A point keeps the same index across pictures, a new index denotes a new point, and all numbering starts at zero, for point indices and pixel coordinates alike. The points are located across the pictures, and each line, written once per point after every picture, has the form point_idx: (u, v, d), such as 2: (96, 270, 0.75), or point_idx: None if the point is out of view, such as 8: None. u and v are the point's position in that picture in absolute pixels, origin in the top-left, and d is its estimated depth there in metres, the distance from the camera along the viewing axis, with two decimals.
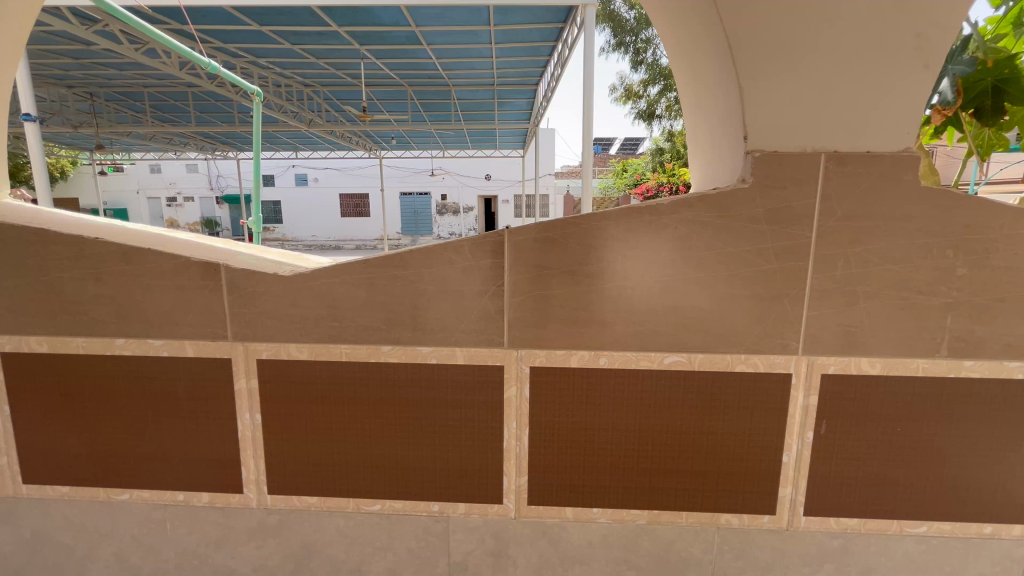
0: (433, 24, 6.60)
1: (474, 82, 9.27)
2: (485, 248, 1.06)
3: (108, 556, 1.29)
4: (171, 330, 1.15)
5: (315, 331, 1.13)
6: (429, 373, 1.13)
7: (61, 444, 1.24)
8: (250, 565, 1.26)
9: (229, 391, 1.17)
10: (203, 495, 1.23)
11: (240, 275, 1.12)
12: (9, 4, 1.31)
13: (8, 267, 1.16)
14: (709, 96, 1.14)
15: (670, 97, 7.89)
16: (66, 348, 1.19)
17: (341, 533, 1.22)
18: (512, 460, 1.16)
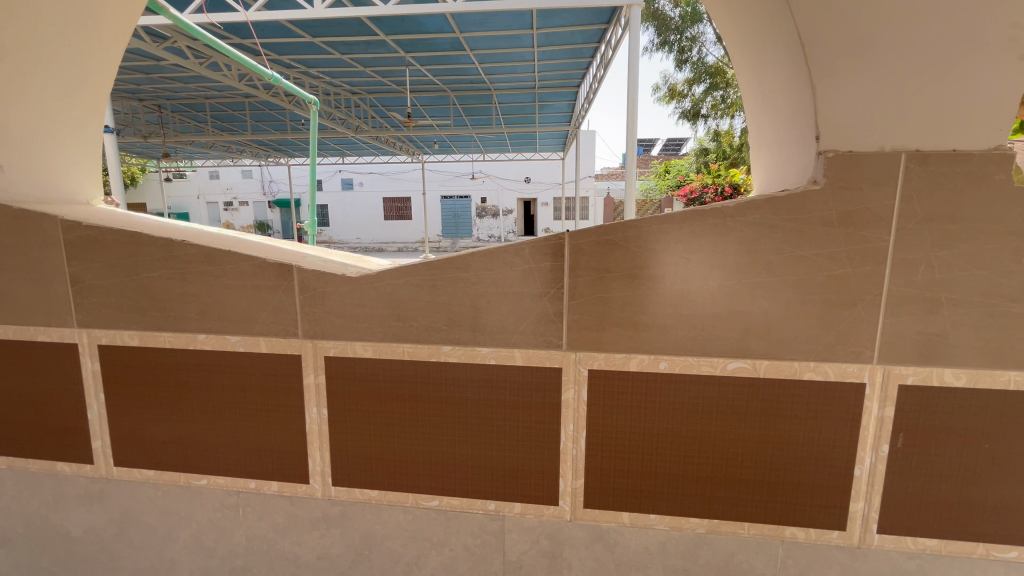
0: (476, 30, 6.70)
1: (515, 86, 9.34)
2: (545, 251, 1.07)
3: (187, 537, 1.38)
4: (247, 327, 1.23)
5: (380, 330, 1.17)
6: (487, 373, 1.15)
7: (148, 431, 1.35)
8: (314, 553, 1.32)
9: (299, 386, 1.23)
10: (272, 484, 1.30)
11: (310, 275, 1.17)
12: (100, 21, 1.42)
13: (105, 266, 1.27)
14: (778, 94, 1.12)
15: (716, 96, 7.68)
16: (154, 341, 1.29)
17: (400, 526, 1.26)
18: (568, 461, 1.16)
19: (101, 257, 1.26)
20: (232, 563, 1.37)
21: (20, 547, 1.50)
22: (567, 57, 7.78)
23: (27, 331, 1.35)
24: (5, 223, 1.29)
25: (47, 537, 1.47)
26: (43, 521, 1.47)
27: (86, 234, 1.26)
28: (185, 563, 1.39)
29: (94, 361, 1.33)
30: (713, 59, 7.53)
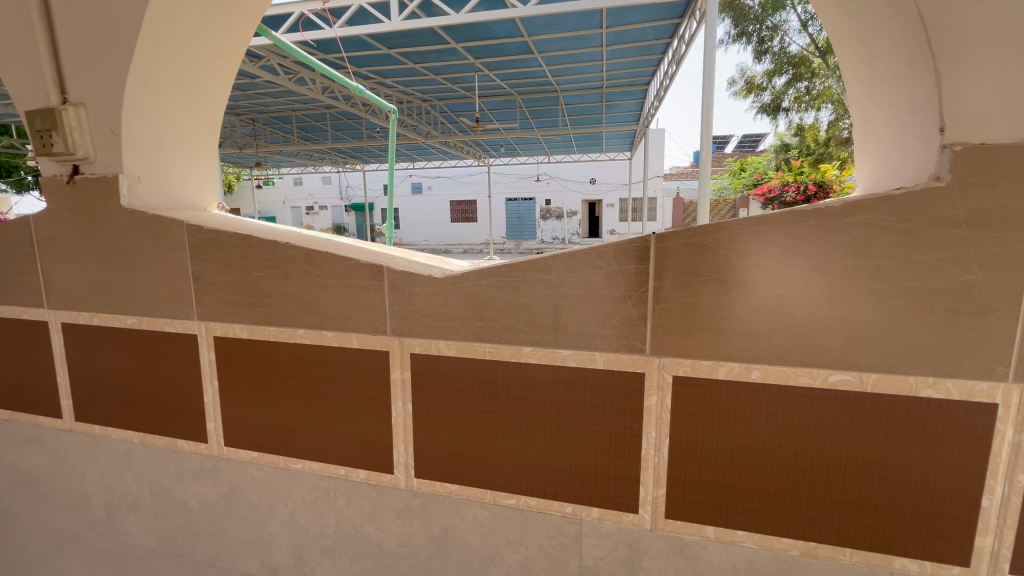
0: (545, 32, 6.73)
1: (582, 86, 9.27)
2: (630, 253, 1.06)
3: (284, 515, 1.50)
4: (341, 323, 1.32)
5: (463, 330, 1.21)
6: (568, 375, 1.15)
7: (253, 416, 1.48)
8: (397, 541, 1.38)
9: (387, 381, 1.30)
10: (360, 472, 1.38)
11: (399, 276, 1.24)
12: (213, 40, 1.59)
13: (222, 266, 1.41)
14: (892, 86, 1.04)
15: (800, 87, 7.19)
16: (260, 334, 1.41)
17: (478, 522, 1.29)
18: (649, 469, 1.14)
19: (217, 258, 1.41)
20: (323, 542, 1.47)
21: (147, 513, 1.70)
22: (637, 55, 7.61)
23: (157, 322, 1.53)
24: (142, 228, 1.47)
25: (168, 506, 1.66)
26: (165, 492, 1.65)
27: (205, 237, 1.40)
28: (282, 539, 1.52)
29: (210, 350, 1.49)
30: (797, 48, 7.03)
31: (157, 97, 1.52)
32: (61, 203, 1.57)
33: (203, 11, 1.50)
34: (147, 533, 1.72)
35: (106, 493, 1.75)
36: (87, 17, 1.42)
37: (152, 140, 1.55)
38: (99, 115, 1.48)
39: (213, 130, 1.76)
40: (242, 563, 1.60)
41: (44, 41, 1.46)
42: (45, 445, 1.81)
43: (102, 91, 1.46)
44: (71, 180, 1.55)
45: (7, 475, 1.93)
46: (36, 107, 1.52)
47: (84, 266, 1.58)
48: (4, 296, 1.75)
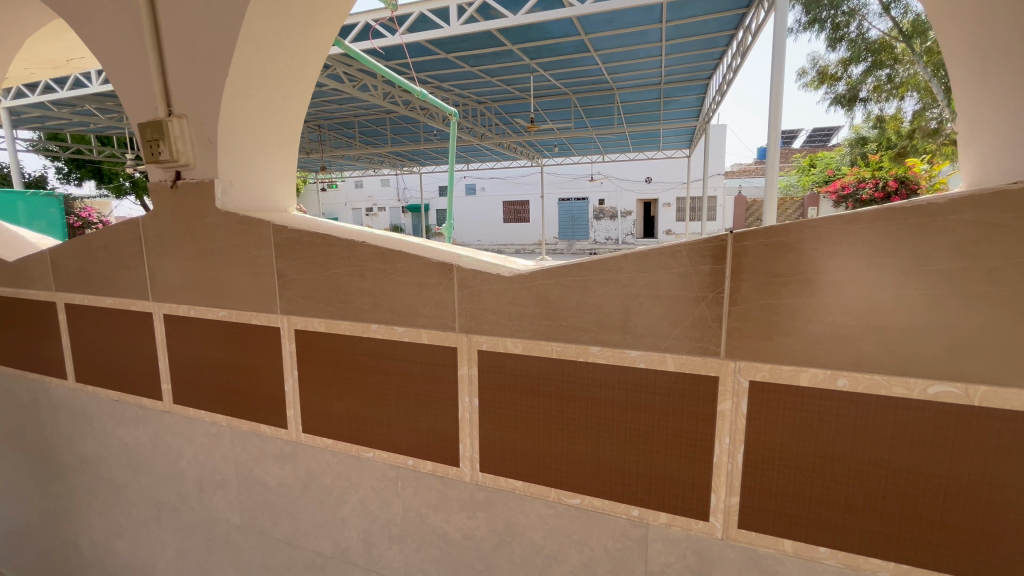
0: (602, 30, 6.63)
1: (639, 83, 9.06)
2: (705, 253, 1.03)
3: (355, 500, 1.58)
4: (412, 319, 1.37)
5: (530, 328, 1.22)
6: (636, 376, 1.13)
7: (328, 406, 1.56)
8: (461, 532, 1.42)
9: (455, 376, 1.34)
10: (427, 463, 1.43)
11: (468, 274, 1.27)
12: (307, 52, 1.73)
13: (303, 263, 1.51)
14: (1014, 70, 0.93)
15: (881, 75, 6.68)
16: (337, 328, 1.49)
17: (541, 519, 1.30)
18: (722, 476, 1.10)
19: (299, 256, 1.51)
20: (391, 529, 1.53)
21: (233, 491, 1.84)
22: (698, 48, 7.35)
23: (245, 315, 1.65)
24: (234, 228, 1.60)
25: (251, 486, 1.79)
26: (249, 473, 1.79)
27: (289, 236, 1.51)
28: (353, 523, 1.60)
29: (291, 342, 1.59)
30: (879, 33, 6.50)
31: (247, 108, 1.64)
32: (166, 206, 1.74)
33: (287, 24, 1.59)
34: (232, 509, 1.87)
35: (199, 471, 1.92)
36: (189, 36, 1.56)
37: (243, 148, 1.68)
38: (199, 125, 1.63)
39: (296, 136, 1.87)
40: (316, 543, 1.70)
41: (154, 61, 1.62)
42: (148, 424, 2.01)
43: (201, 104, 1.60)
44: (174, 185, 1.71)
45: (116, 450, 2.16)
46: (146, 120, 1.69)
47: (184, 262, 1.74)
48: (117, 289, 1.95)
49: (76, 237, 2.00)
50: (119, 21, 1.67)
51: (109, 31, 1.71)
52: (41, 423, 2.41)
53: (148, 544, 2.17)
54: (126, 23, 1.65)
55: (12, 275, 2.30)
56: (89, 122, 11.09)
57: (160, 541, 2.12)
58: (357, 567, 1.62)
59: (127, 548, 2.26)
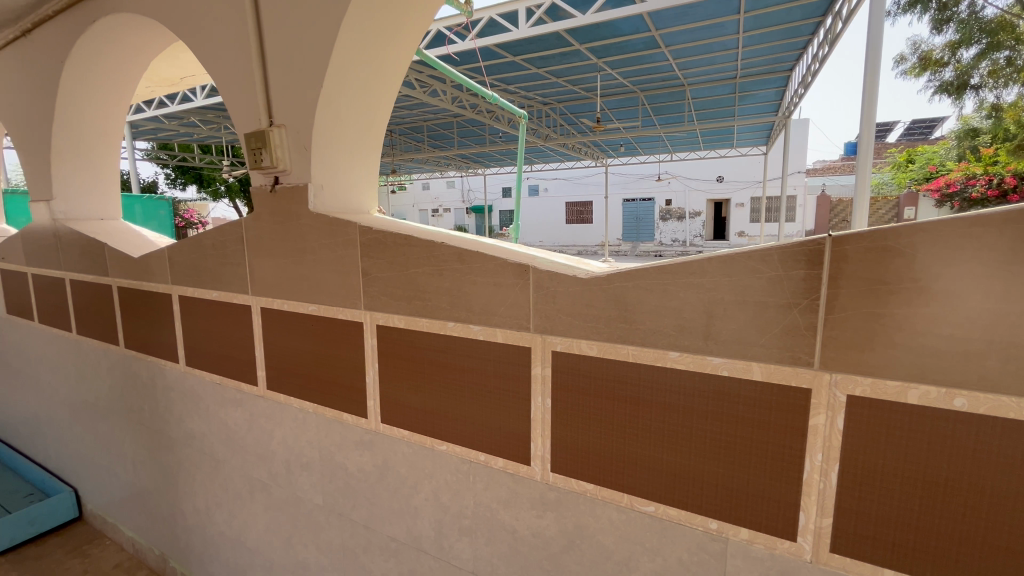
0: (674, 24, 6.41)
1: (712, 78, 8.67)
2: (799, 258, 0.97)
3: (428, 491, 1.65)
4: (488, 318, 1.41)
5: (606, 331, 1.22)
6: (718, 384, 1.09)
7: (405, 399, 1.64)
8: (530, 530, 1.43)
9: (529, 375, 1.36)
10: (499, 460, 1.46)
11: (543, 275, 1.29)
12: (387, 56, 1.79)
13: (385, 262, 1.59)
14: None
15: (999, 58, 5.82)
16: (416, 325, 1.56)
17: (613, 523, 1.29)
18: (812, 495, 1.04)
19: (383, 255, 1.59)
20: (462, 521, 1.58)
21: (317, 473, 1.98)
22: (780, 38, 6.91)
23: (332, 309, 1.77)
24: (324, 228, 1.72)
25: (334, 470, 1.92)
26: (332, 458, 1.91)
27: (373, 236, 1.60)
28: (426, 513, 1.67)
29: (372, 337, 1.68)
30: (995, 12, 5.61)
31: (336, 116, 1.75)
32: (266, 208, 1.90)
33: (373, 34, 1.68)
34: (315, 490, 2.00)
35: (287, 452, 2.08)
36: (289, 52, 1.71)
37: (331, 152, 1.79)
38: (295, 134, 1.76)
39: (379, 141, 1.97)
40: (390, 528, 1.78)
41: (259, 76, 1.79)
42: (244, 406, 2.21)
43: (298, 113, 1.73)
44: (273, 189, 1.87)
45: (217, 428, 2.39)
46: (251, 130, 1.86)
47: (279, 260, 1.90)
48: (221, 283, 2.17)
49: (189, 236, 2.24)
50: (232, 41, 1.85)
51: (222, 51, 1.90)
52: (155, 401, 2.72)
53: (242, 515, 2.38)
54: (238, 44, 1.83)
55: (136, 270, 2.62)
56: (194, 133, 12.33)
57: (252, 514, 2.32)
58: (428, 555, 1.69)
59: (224, 517, 2.49)
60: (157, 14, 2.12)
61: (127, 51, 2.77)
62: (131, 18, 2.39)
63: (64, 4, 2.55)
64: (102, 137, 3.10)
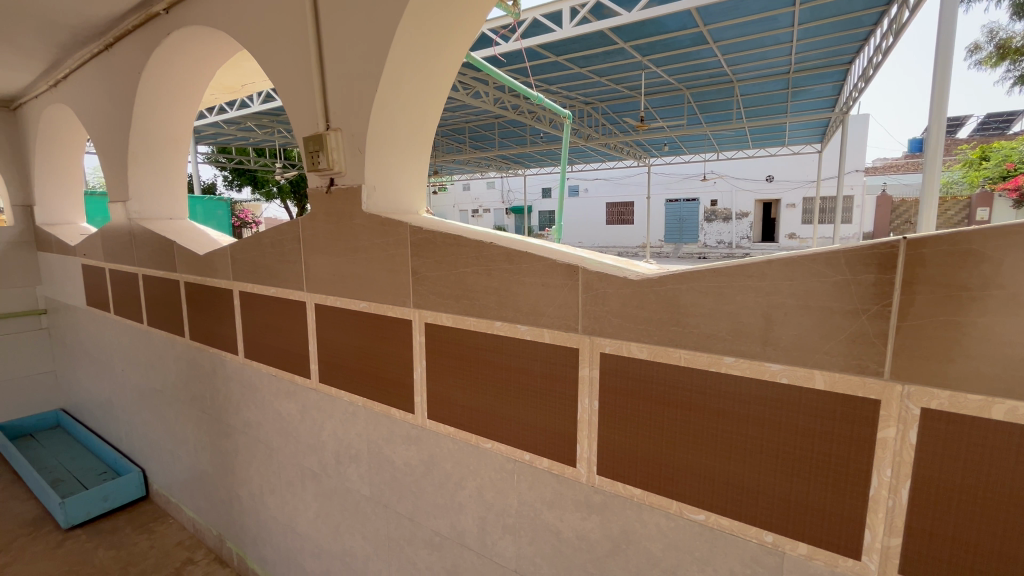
0: (723, 19, 6.20)
1: (764, 73, 8.33)
2: (869, 262, 0.92)
3: (473, 487, 1.67)
4: (535, 319, 1.41)
5: (658, 334, 1.20)
6: (777, 392, 1.05)
7: (452, 396, 1.67)
8: (574, 532, 1.43)
9: (576, 377, 1.36)
10: (544, 461, 1.46)
11: (593, 277, 1.28)
12: (438, 59, 1.81)
13: (435, 262, 1.63)
14: None
15: None
16: (463, 323, 1.59)
17: (661, 530, 1.26)
18: (879, 512, 0.98)
19: (432, 255, 1.63)
20: (505, 520, 1.59)
21: (364, 465, 2.04)
22: (838, 30, 6.56)
23: (382, 307, 1.83)
24: (376, 228, 1.78)
25: (381, 463, 1.98)
26: (379, 451, 1.97)
27: (424, 236, 1.64)
28: (470, 509, 1.69)
29: (420, 335, 1.72)
30: None
31: (390, 119, 1.81)
32: (322, 209, 1.98)
33: (424, 38, 1.71)
34: (363, 481, 2.07)
35: (337, 444, 2.16)
36: (346, 58, 1.77)
37: (383, 155, 1.85)
38: (351, 137, 1.83)
39: (429, 142, 2.00)
40: (435, 523, 1.82)
41: (318, 82, 1.87)
42: (298, 398, 2.31)
43: (354, 117, 1.80)
44: (328, 190, 1.94)
45: (272, 418, 2.51)
46: (309, 134, 1.95)
47: (333, 259, 1.97)
48: (278, 279, 2.27)
49: (250, 235, 2.37)
50: (294, 49, 1.94)
51: (283, 59, 1.99)
52: (216, 390, 2.89)
53: (293, 502, 2.49)
54: (299, 52, 1.92)
55: (201, 266, 2.79)
56: (250, 137, 13.00)
57: (303, 501, 2.42)
58: (471, 551, 1.71)
59: (277, 503, 2.61)
60: (225, 25, 2.25)
61: (196, 61, 2.96)
62: (201, 30, 2.54)
63: (142, 18, 2.75)
64: (172, 142, 3.31)
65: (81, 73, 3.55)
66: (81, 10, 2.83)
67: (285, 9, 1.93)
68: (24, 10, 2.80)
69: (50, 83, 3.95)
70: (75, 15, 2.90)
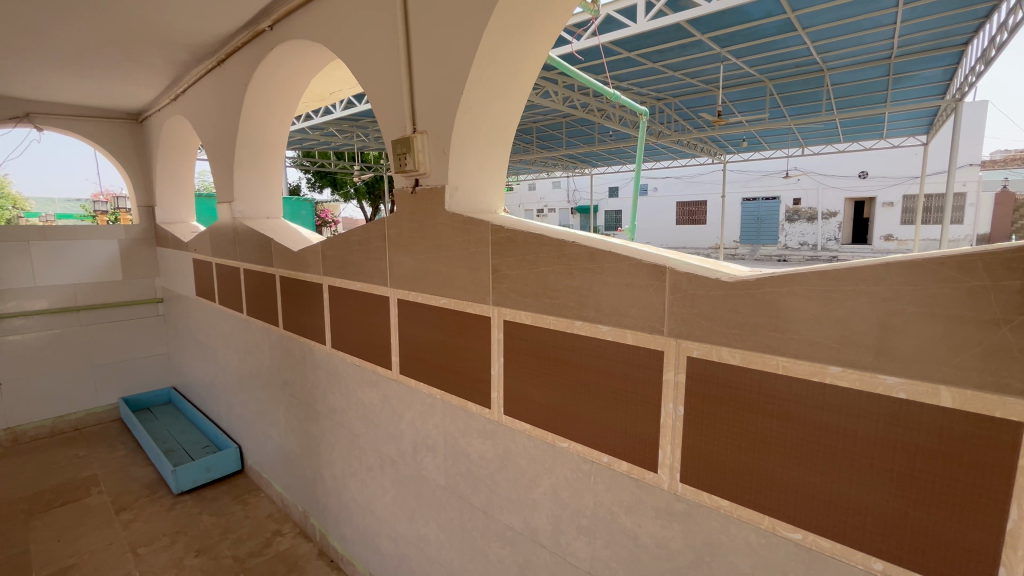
0: (814, 4, 5.74)
1: (860, 60, 7.61)
2: (1014, 267, 0.82)
3: (548, 486, 1.68)
4: (618, 319, 1.39)
5: (752, 339, 1.14)
6: (891, 407, 0.97)
7: (528, 393, 1.69)
8: (653, 539, 1.39)
9: (660, 381, 1.32)
10: (623, 464, 1.44)
11: (682, 278, 1.24)
12: (519, 58, 1.82)
13: (515, 260, 1.65)
14: None
15: None
16: (542, 321, 1.60)
17: (750, 546, 1.20)
18: (1018, 550, 0.87)
19: (513, 254, 1.65)
20: (580, 521, 1.59)
21: (441, 455, 2.12)
22: (953, 8, 5.85)
23: (462, 304, 1.88)
24: (458, 227, 1.84)
25: (457, 455, 2.04)
26: (456, 443, 2.03)
27: (505, 235, 1.66)
28: (544, 507, 1.70)
29: (499, 331, 1.75)
30: None
31: (472, 122, 1.86)
32: (407, 208, 2.08)
33: (506, 40, 1.73)
34: (439, 471, 2.15)
35: (415, 434, 2.25)
36: (434, 64, 1.84)
37: (466, 157, 1.90)
38: (436, 139, 1.90)
39: (509, 142, 2.02)
40: (508, 517, 1.85)
41: (406, 88, 1.96)
42: (379, 387, 2.44)
43: (439, 121, 1.87)
44: (413, 191, 2.03)
45: (355, 405, 2.67)
46: (397, 137, 2.05)
47: (416, 256, 2.06)
48: (364, 275, 2.41)
49: (340, 233, 2.53)
50: (385, 56, 2.05)
51: (376, 66, 2.11)
52: (304, 376, 3.12)
53: (372, 486, 2.63)
54: (391, 60, 2.02)
55: (295, 262, 3.03)
56: (332, 142, 13.86)
57: (382, 485, 2.55)
58: (545, 549, 1.72)
59: (357, 485, 2.78)
60: (323, 38, 2.42)
61: (293, 72, 3.20)
62: (300, 43, 2.75)
63: (250, 36, 3.03)
64: (271, 147, 3.61)
65: (197, 87, 3.96)
66: (200, 30, 3.16)
67: (379, 19, 2.04)
68: (154, 32, 3.17)
69: (171, 97, 4.45)
70: (195, 35, 3.24)
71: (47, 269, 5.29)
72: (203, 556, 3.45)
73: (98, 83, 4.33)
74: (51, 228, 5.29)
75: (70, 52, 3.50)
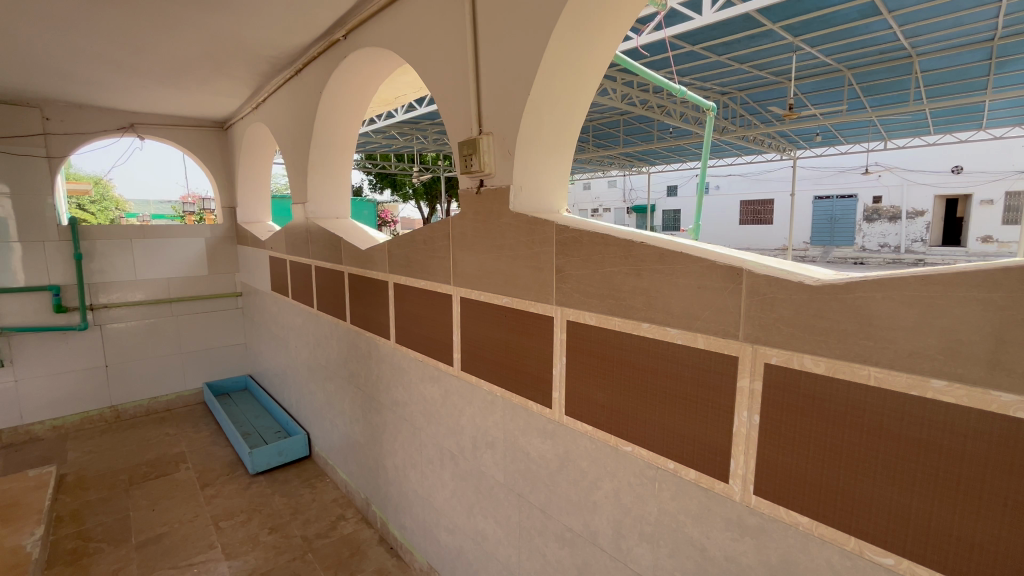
0: None
1: (956, 44, 6.90)
2: None
3: (609, 489, 1.66)
4: (688, 322, 1.35)
5: (840, 347, 1.07)
6: (1004, 428, 0.87)
7: (590, 394, 1.68)
8: (723, 552, 1.33)
9: (734, 388, 1.27)
10: (690, 471, 1.39)
11: (761, 281, 1.18)
12: (586, 55, 1.79)
13: (580, 261, 1.64)
14: None
15: None
16: (608, 323, 1.58)
17: (833, 568, 1.13)
18: None
19: (578, 254, 1.64)
20: (643, 527, 1.55)
21: (500, 451, 2.15)
22: None
23: (525, 303, 1.90)
24: (522, 227, 1.86)
25: (516, 453, 2.06)
26: (515, 441, 2.05)
27: (570, 235, 1.66)
28: (605, 510, 1.68)
29: (561, 331, 1.75)
30: None
31: (537, 122, 1.86)
32: (471, 209, 2.12)
33: (573, 40, 1.71)
34: (497, 468, 2.18)
35: (475, 430, 2.30)
36: (502, 65, 1.87)
37: (530, 156, 1.91)
38: (501, 140, 1.93)
39: (573, 141, 2.00)
40: (567, 519, 1.84)
41: (473, 89, 2.00)
42: (441, 382, 2.51)
43: (505, 121, 1.89)
44: (478, 191, 2.07)
45: (416, 398, 2.76)
46: (464, 139, 2.10)
47: (479, 255, 2.10)
48: (429, 274, 2.49)
49: (406, 232, 2.62)
50: (453, 60, 2.11)
51: (444, 70, 2.17)
52: (369, 368, 3.26)
53: (432, 477, 2.71)
54: (459, 63, 2.07)
55: (362, 260, 3.17)
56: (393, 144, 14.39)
57: (441, 477, 2.62)
58: (605, 553, 1.70)
59: (417, 476, 2.87)
60: (394, 44, 2.52)
61: (364, 78, 3.35)
62: (371, 51, 2.88)
63: (325, 45, 3.20)
64: (341, 150, 3.81)
65: (276, 95, 4.25)
66: (281, 43, 3.38)
67: (448, 24, 2.09)
68: (242, 46, 3.42)
69: (253, 105, 4.79)
70: (276, 47, 3.47)
71: (145, 264, 5.86)
72: (276, 534, 3.69)
73: (191, 95, 4.75)
74: (149, 227, 5.85)
75: (169, 67, 3.86)
